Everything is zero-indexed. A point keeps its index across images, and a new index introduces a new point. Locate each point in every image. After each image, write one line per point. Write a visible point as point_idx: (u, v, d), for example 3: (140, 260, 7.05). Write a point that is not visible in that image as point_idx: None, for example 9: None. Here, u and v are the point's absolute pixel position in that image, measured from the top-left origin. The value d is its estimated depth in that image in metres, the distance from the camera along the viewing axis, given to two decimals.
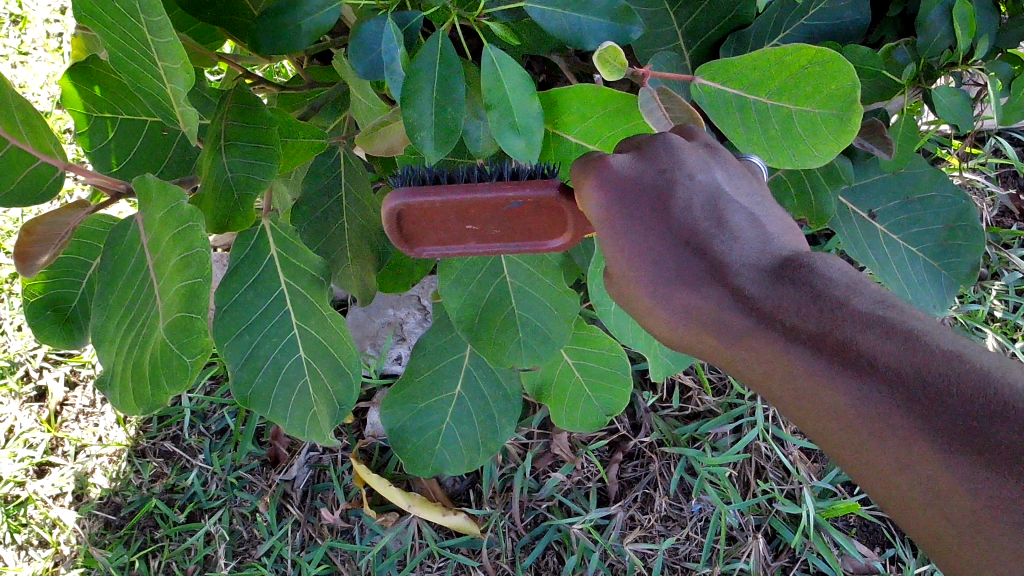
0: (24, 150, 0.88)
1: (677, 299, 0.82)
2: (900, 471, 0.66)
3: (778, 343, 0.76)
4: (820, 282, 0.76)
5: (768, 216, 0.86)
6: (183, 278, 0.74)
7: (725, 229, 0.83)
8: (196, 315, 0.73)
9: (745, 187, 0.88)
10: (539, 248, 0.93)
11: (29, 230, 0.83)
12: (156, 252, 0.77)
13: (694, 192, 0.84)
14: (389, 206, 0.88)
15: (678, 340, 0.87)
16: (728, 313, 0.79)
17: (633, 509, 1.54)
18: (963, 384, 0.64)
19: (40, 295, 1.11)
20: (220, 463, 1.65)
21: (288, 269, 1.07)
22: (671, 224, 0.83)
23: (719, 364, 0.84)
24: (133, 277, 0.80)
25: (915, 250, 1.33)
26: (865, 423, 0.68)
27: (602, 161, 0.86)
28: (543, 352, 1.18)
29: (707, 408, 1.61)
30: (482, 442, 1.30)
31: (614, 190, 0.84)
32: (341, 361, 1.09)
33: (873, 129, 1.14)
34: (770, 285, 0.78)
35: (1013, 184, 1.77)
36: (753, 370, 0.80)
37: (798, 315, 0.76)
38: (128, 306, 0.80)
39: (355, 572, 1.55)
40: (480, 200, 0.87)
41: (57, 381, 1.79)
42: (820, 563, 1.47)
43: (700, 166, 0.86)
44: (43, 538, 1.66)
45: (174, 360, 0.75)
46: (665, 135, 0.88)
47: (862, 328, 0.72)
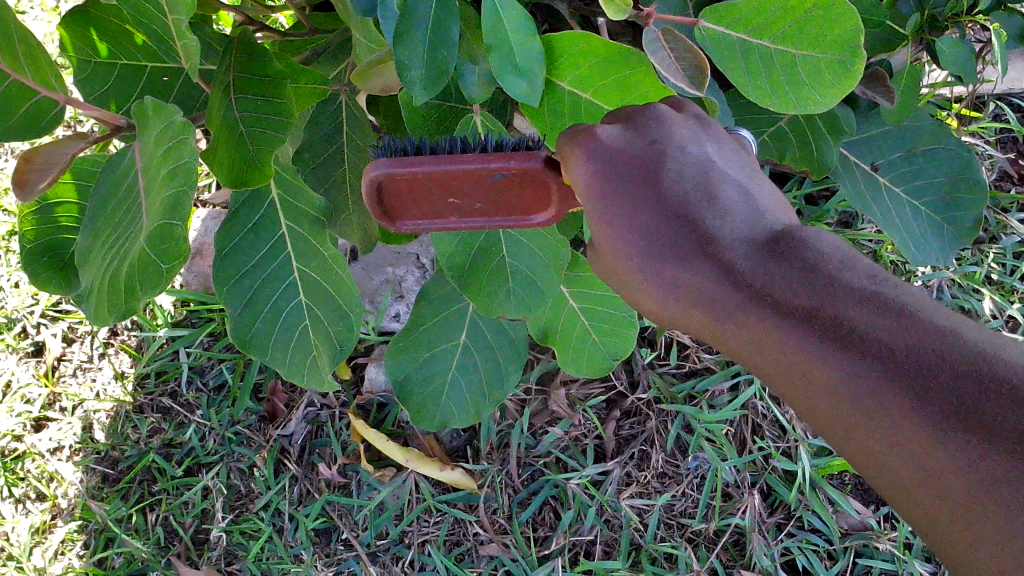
0: (26, 85, 0.89)
1: (668, 274, 0.80)
2: (893, 448, 0.67)
3: (768, 320, 0.75)
4: (811, 257, 0.75)
5: (757, 190, 0.84)
6: (168, 187, 0.73)
7: (715, 202, 0.81)
8: (179, 222, 0.72)
9: (737, 158, 0.86)
10: (523, 224, 0.91)
11: (31, 156, 0.84)
12: (152, 169, 0.77)
13: (684, 164, 0.82)
14: (368, 178, 0.85)
15: (661, 319, 0.85)
16: (720, 289, 0.77)
17: (630, 465, 1.55)
18: (960, 364, 0.64)
19: (36, 240, 1.10)
20: (217, 418, 1.65)
21: (289, 210, 1.07)
22: (661, 198, 0.81)
23: (705, 339, 0.83)
24: (126, 199, 0.81)
25: (917, 204, 1.36)
26: (858, 401, 0.68)
27: (590, 132, 0.83)
28: (533, 302, 1.16)
29: (706, 364, 1.61)
30: (486, 390, 1.31)
31: (602, 160, 0.81)
32: (342, 306, 1.10)
33: (874, 78, 1.15)
34: (762, 259, 0.77)
35: (1013, 148, 1.78)
36: (742, 347, 0.79)
37: (789, 291, 0.74)
38: (125, 223, 0.80)
39: (352, 527, 1.56)
40: (462, 171, 0.85)
41: (55, 337, 1.79)
42: (814, 519, 1.48)
43: (690, 137, 0.84)
44: (41, 491, 1.67)
45: (151, 266, 0.74)
46: (651, 106, 0.87)
47: (857, 305, 0.71)
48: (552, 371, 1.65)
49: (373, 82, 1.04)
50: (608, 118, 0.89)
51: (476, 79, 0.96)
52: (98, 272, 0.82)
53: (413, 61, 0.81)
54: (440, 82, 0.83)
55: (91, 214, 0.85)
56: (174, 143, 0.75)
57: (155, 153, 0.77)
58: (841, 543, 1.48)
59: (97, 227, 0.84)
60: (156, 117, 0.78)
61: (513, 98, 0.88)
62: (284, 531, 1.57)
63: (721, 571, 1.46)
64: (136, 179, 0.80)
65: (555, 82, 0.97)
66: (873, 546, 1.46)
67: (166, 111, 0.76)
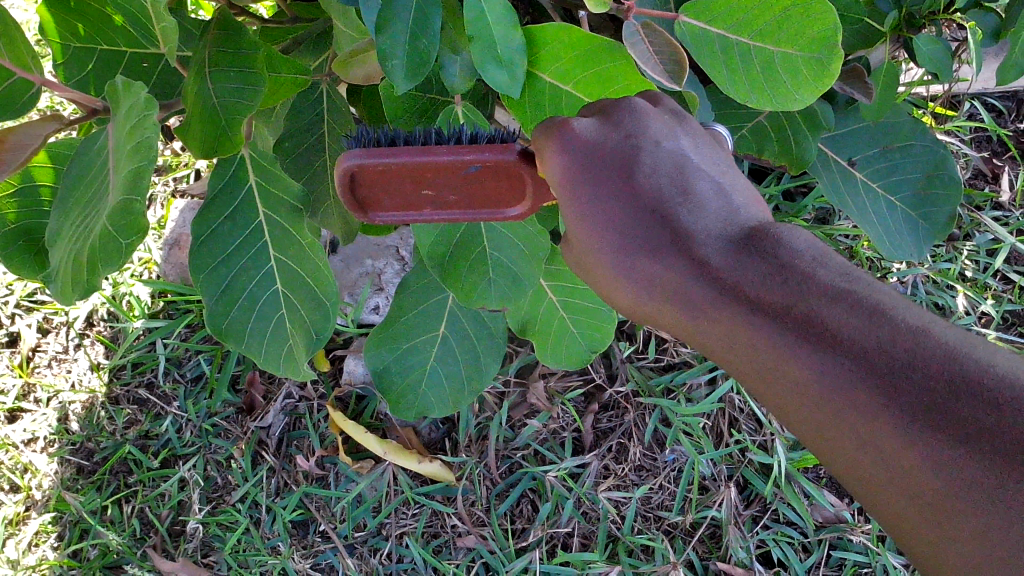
0: (3, 66, 0.89)
1: (641, 269, 0.80)
2: (864, 448, 0.67)
3: (741, 317, 0.75)
4: (785, 254, 0.75)
5: (732, 185, 0.84)
6: (131, 161, 0.73)
7: (690, 198, 0.81)
8: (138, 199, 0.72)
9: (711, 154, 0.86)
10: (498, 217, 0.92)
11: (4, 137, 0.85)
12: (119, 145, 0.77)
13: (659, 159, 0.82)
14: (342, 168, 0.85)
15: (631, 314, 0.85)
16: (692, 285, 0.77)
17: (607, 459, 1.56)
18: (930, 363, 0.65)
19: (14, 225, 1.09)
20: (194, 409, 1.65)
21: (265, 199, 1.07)
22: (636, 194, 0.81)
23: (674, 335, 0.83)
24: (97, 179, 0.81)
25: (893, 199, 1.37)
26: (832, 400, 0.69)
27: (565, 125, 0.84)
28: (513, 293, 1.17)
29: (683, 359, 1.63)
30: (465, 380, 1.31)
31: (577, 156, 0.82)
32: (317, 292, 1.09)
33: (853, 74, 1.15)
34: (735, 254, 0.77)
35: (986, 148, 1.80)
36: (712, 343, 0.79)
37: (762, 288, 0.75)
38: (92, 200, 0.80)
39: (330, 519, 1.56)
40: (437, 164, 0.84)
41: (29, 328, 1.78)
42: (790, 512, 1.50)
43: (665, 132, 0.84)
44: (14, 482, 1.65)
45: (113, 242, 0.73)
46: (627, 99, 0.87)
47: (831, 304, 0.71)
48: (531, 364, 1.65)
49: (355, 71, 1.03)
50: (583, 111, 0.89)
51: (458, 70, 0.96)
52: (65, 251, 0.82)
53: (396, 50, 0.82)
54: (423, 71, 0.83)
55: (65, 196, 0.86)
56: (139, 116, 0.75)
57: (123, 130, 0.77)
58: (815, 536, 1.49)
59: (71, 207, 0.84)
60: (128, 95, 0.78)
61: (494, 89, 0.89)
62: (262, 523, 1.56)
63: (698, 563, 1.47)
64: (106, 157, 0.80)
65: (536, 73, 0.97)
66: (847, 538, 1.48)
67: (137, 90, 0.77)
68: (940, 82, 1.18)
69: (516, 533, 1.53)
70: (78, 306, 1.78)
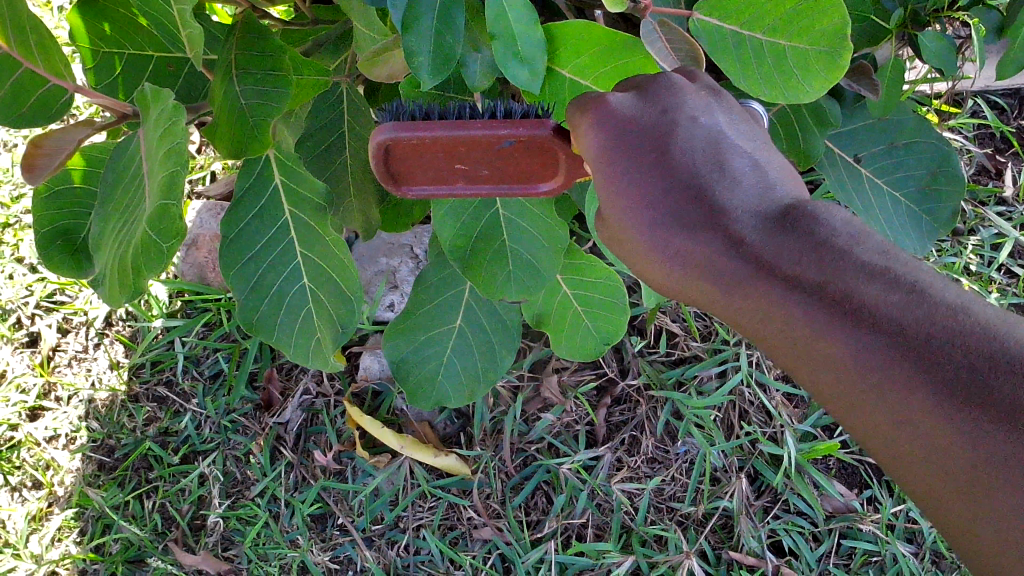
0: (38, 74, 0.95)
1: (672, 243, 0.82)
2: (898, 423, 0.72)
3: (777, 290, 0.78)
4: (821, 231, 0.77)
5: (766, 161, 0.86)
6: (165, 168, 0.76)
7: (725, 174, 0.82)
8: (173, 203, 0.75)
9: (749, 131, 0.89)
10: (530, 191, 0.97)
11: (38, 145, 0.92)
12: (152, 152, 0.81)
13: (695, 134, 0.84)
14: (376, 141, 0.91)
15: (660, 289, 0.87)
16: (725, 259, 0.79)
17: (620, 451, 1.58)
18: (967, 342, 0.69)
19: (49, 226, 1.16)
20: (213, 406, 1.67)
21: (292, 196, 1.10)
22: (671, 170, 0.83)
23: (707, 311, 0.86)
24: (132, 183, 0.85)
25: (898, 194, 1.40)
26: (865, 373, 0.73)
27: (601, 101, 0.86)
28: (532, 283, 1.20)
29: (693, 352, 1.66)
30: (481, 372, 1.33)
31: (614, 129, 0.85)
32: (344, 288, 1.12)
33: (859, 71, 1.20)
34: (770, 231, 0.79)
35: (990, 145, 1.83)
36: (744, 317, 0.82)
37: (798, 264, 0.77)
38: (130, 207, 0.84)
39: (348, 513, 1.58)
40: (470, 137, 0.90)
41: (49, 328, 1.82)
42: (800, 502, 1.53)
43: (702, 108, 0.86)
44: (37, 479, 1.68)
45: (154, 247, 0.77)
46: (665, 75, 0.89)
47: (870, 280, 0.74)
48: (545, 359, 1.68)
49: (379, 70, 1.07)
50: (620, 86, 0.92)
51: (479, 67, 1.01)
52: (109, 255, 0.86)
53: (422, 48, 0.86)
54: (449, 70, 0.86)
55: (106, 201, 0.91)
56: (168, 124, 0.79)
57: (154, 138, 0.81)
58: (825, 525, 1.52)
59: (110, 213, 0.88)
60: (157, 104, 0.82)
61: (517, 85, 0.93)
62: (281, 517, 1.59)
63: (710, 553, 1.50)
64: (139, 165, 0.84)
65: (556, 68, 1.01)
66: (856, 528, 1.51)
67: (165, 99, 0.80)
68: (945, 77, 1.22)
69: (532, 525, 1.56)
70: (97, 306, 1.81)
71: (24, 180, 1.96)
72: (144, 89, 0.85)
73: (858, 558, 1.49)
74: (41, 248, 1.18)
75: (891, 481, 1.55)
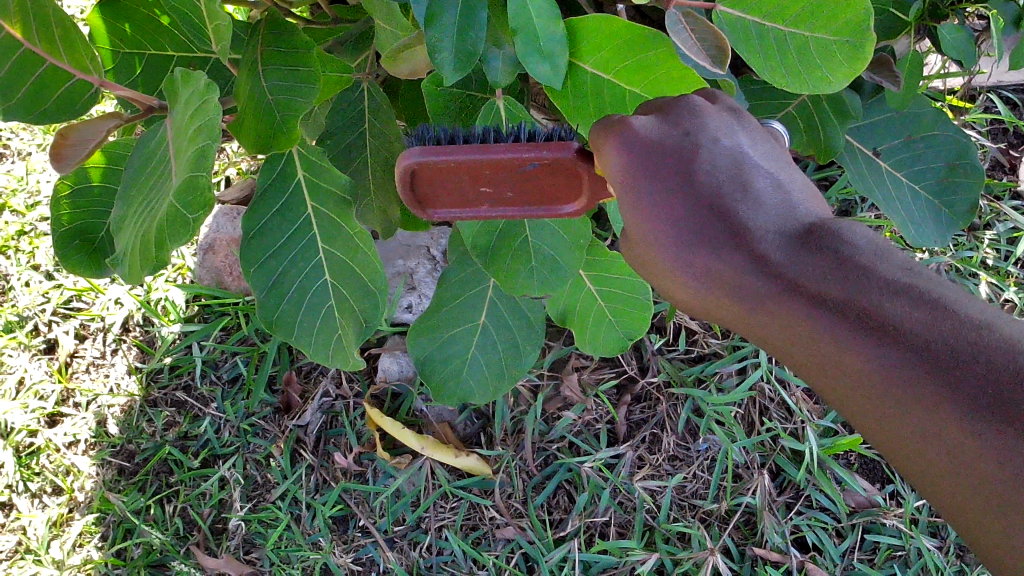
0: (62, 69, 0.95)
1: (699, 263, 0.83)
2: (928, 440, 0.71)
3: (801, 308, 0.78)
4: (845, 250, 0.78)
5: (790, 180, 0.86)
6: (198, 142, 0.77)
7: (748, 193, 0.82)
8: (204, 173, 0.75)
9: (772, 150, 0.88)
10: (554, 215, 0.95)
11: (64, 136, 0.91)
12: (181, 131, 0.81)
13: (717, 154, 0.84)
14: (403, 164, 0.90)
15: (689, 307, 0.88)
16: (751, 279, 0.80)
17: (641, 449, 1.58)
18: (995, 359, 0.68)
19: (69, 224, 1.18)
20: (232, 410, 1.67)
21: (315, 190, 1.11)
22: (695, 190, 0.83)
23: (737, 330, 0.86)
24: (160, 165, 0.85)
25: (917, 186, 1.41)
26: (892, 391, 0.73)
27: (624, 123, 0.85)
28: (555, 279, 1.19)
29: (713, 350, 1.66)
30: (505, 368, 1.33)
31: (634, 149, 0.84)
32: (366, 280, 1.12)
33: (880, 63, 1.20)
34: (795, 251, 0.80)
35: (1004, 140, 1.83)
36: (773, 336, 0.82)
37: (822, 282, 0.78)
38: (156, 184, 0.84)
39: (369, 514, 1.58)
40: (495, 160, 0.89)
41: (67, 334, 1.82)
42: (822, 498, 1.52)
43: (723, 128, 0.86)
44: (57, 485, 1.68)
45: (180, 219, 0.76)
46: (686, 97, 0.89)
47: (893, 296, 0.74)
48: (564, 358, 1.68)
49: (402, 65, 1.08)
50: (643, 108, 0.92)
51: (501, 64, 1.01)
52: (129, 232, 0.85)
53: (445, 44, 0.87)
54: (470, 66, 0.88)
55: (130, 185, 0.90)
56: (201, 102, 0.79)
57: (185, 116, 0.81)
58: (848, 521, 1.52)
59: (132, 194, 0.89)
60: (189, 86, 0.83)
61: (538, 79, 0.95)
62: (302, 519, 1.59)
63: (734, 550, 1.50)
64: (168, 146, 0.85)
65: (578, 63, 1.01)
66: (880, 522, 1.51)
67: (196, 80, 0.81)
68: (964, 68, 1.21)
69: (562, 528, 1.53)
70: (114, 312, 1.81)
71: (39, 188, 1.97)
72: (176, 81, 0.86)
73: (882, 553, 1.49)
74: (57, 250, 1.19)
75: None
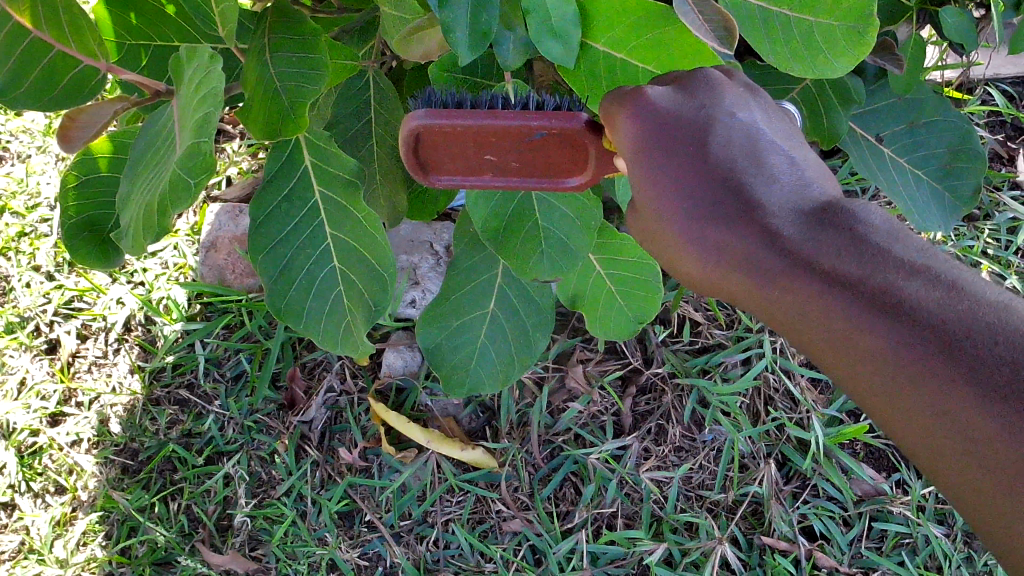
0: (70, 55, 0.95)
1: (710, 236, 0.81)
2: (938, 419, 0.71)
3: (814, 284, 0.78)
4: (860, 230, 0.79)
5: (801, 159, 0.86)
6: (202, 109, 0.77)
7: (763, 169, 0.82)
8: (206, 139, 0.76)
9: (782, 129, 0.89)
10: (558, 187, 0.96)
11: (72, 118, 0.91)
12: (186, 103, 0.82)
13: (732, 129, 0.84)
14: (408, 127, 0.90)
15: (690, 282, 0.87)
16: (764, 254, 0.79)
17: (647, 440, 1.58)
18: (1011, 342, 0.69)
19: (76, 216, 1.17)
20: (237, 407, 1.67)
21: (322, 177, 1.10)
22: (710, 164, 0.83)
23: (740, 304, 0.85)
24: (165, 143, 0.86)
25: (920, 172, 1.42)
26: (904, 369, 0.73)
27: (638, 93, 0.85)
28: (565, 262, 1.19)
29: (717, 341, 1.66)
30: (515, 356, 1.33)
31: (649, 120, 0.83)
32: (376, 266, 1.12)
33: (883, 48, 1.21)
34: (810, 230, 0.79)
35: (1000, 132, 1.84)
36: (779, 311, 0.81)
37: (837, 260, 0.78)
38: (160, 158, 0.84)
39: (375, 508, 1.57)
40: (503, 126, 0.89)
41: (68, 334, 1.81)
42: (829, 487, 1.53)
43: (739, 104, 0.87)
44: (60, 484, 1.67)
45: (184, 185, 0.77)
46: (702, 71, 0.89)
47: (908, 277, 0.75)
48: (569, 350, 1.68)
49: (413, 49, 1.06)
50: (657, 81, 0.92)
51: (512, 46, 0.99)
52: (135, 207, 0.86)
53: (456, 23, 0.88)
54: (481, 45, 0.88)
55: (134, 165, 0.91)
56: (207, 73, 0.80)
57: (191, 89, 0.82)
58: (854, 509, 1.52)
59: (138, 172, 0.89)
60: (193, 62, 0.83)
61: (551, 61, 0.95)
62: (308, 515, 1.58)
63: (742, 539, 1.49)
64: (172, 124, 0.85)
65: (589, 43, 1.01)
66: (887, 510, 1.51)
67: (201, 53, 0.82)
68: (966, 52, 1.22)
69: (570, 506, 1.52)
70: (116, 311, 1.81)
71: (39, 190, 1.97)
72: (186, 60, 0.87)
73: (890, 540, 1.49)
74: (65, 242, 1.19)
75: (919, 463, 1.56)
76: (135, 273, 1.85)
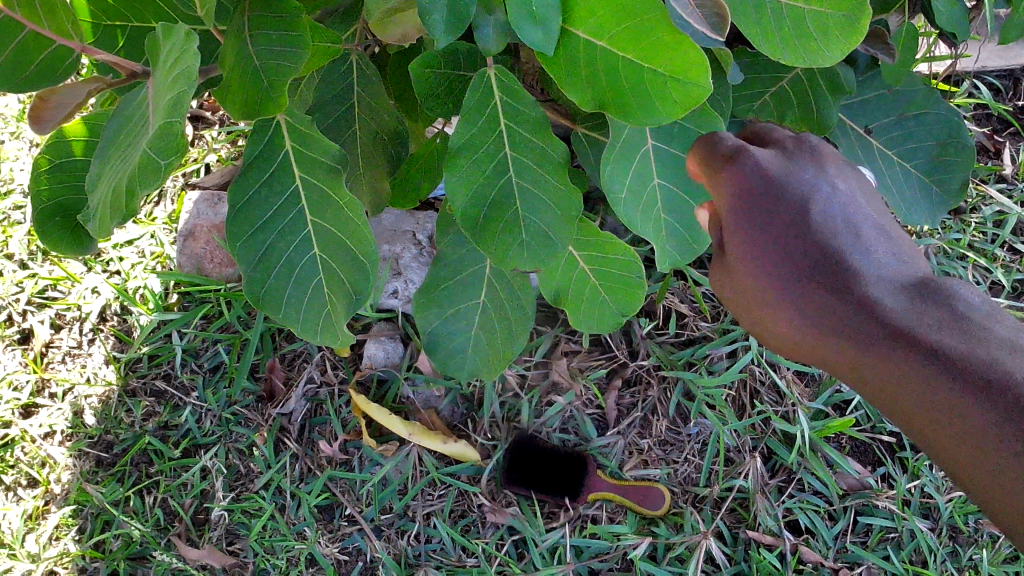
0: (44, 35, 0.92)
1: (816, 303, 0.93)
2: (1012, 479, 0.84)
3: (909, 356, 0.90)
4: (953, 305, 0.90)
5: (895, 228, 0.98)
6: (175, 88, 0.75)
7: (862, 239, 0.94)
8: (179, 119, 0.74)
9: (870, 195, 1.02)
10: None
11: (43, 98, 0.89)
12: (161, 83, 0.79)
13: (834, 199, 0.96)
14: None
15: (791, 342, 0.99)
16: (865, 325, 0.91)
17: (633, 434, 1.57)
18: None
19: (50, 201, 1.14)
20: (214, 399, 1.63)
21: (303, 162, 1.07)
22: (810, 231, 0.93)
23: (836, 367, 0.98)
24: (138, 123, 0.84)
25: (908, 165, 1.40)
26: (989, 437, 0.85)
27: (744, 158, 0.96)
28: (548, 254, 1.14)
29: (703, 333, 1.63)
30: (498, 348, 1.31)
31: (756, 182, 0.94)
32: (358, 254, 1.08)
33: (874, 37, 1.19)
34: (906, 304, 0.91)
35: (987, 125, 1.83)
36: (875, 374, 0.93)
37: (934, 334, 0.89)
38: (131, 141, 0.83)
39: (356, 502, 1.56)
40: None
41: (42, 324, 1.77)
42: (814, 480, 1.51)
43: (838, 175, 0.99)
44: (33, 477, 1.64)
45: (152, 165, 0.75)
46: (806, 141, 1.01)
47: (1003, 351, 0.86)
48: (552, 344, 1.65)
49: (393, 30, 1.06)
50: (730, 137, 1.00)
51: (492, 31, 0.97)
52: (104, 187, 0.84)
53: (436, 6, 0.85)
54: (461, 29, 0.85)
55: (107, 145, 0.89)
56: (182, 52, 0.77)
57: (166, 69, 0.79)
58: (840, 503, 1.51)
59: (109, 152, 0.88)
60: (169, 39, 0.81)
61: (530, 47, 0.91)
62: (287, 509, 1.56)
63: (727, 533, 1.49)
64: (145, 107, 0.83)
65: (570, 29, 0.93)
66: (872, 504, 1.50)
67: (178, 31, 0.79)
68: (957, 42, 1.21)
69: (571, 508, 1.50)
70: (91, 301, 1.77)
71: (12, 176, 1.92)
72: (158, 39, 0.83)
73: (875, 535, 1.48)
74: (40, 231, 1.15)
75: (904, 459, 1.54)
76: (112, 262, 1.81)
